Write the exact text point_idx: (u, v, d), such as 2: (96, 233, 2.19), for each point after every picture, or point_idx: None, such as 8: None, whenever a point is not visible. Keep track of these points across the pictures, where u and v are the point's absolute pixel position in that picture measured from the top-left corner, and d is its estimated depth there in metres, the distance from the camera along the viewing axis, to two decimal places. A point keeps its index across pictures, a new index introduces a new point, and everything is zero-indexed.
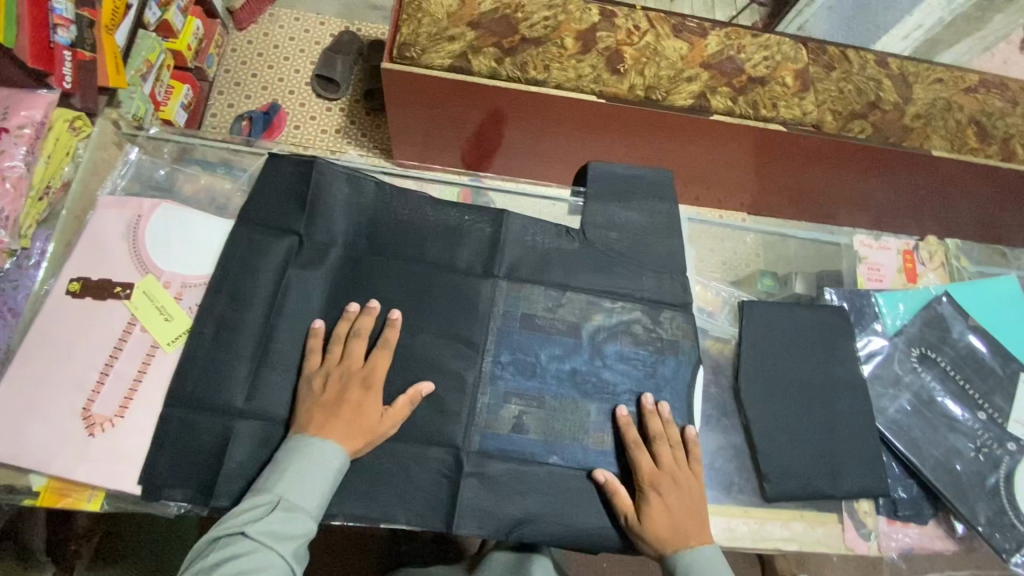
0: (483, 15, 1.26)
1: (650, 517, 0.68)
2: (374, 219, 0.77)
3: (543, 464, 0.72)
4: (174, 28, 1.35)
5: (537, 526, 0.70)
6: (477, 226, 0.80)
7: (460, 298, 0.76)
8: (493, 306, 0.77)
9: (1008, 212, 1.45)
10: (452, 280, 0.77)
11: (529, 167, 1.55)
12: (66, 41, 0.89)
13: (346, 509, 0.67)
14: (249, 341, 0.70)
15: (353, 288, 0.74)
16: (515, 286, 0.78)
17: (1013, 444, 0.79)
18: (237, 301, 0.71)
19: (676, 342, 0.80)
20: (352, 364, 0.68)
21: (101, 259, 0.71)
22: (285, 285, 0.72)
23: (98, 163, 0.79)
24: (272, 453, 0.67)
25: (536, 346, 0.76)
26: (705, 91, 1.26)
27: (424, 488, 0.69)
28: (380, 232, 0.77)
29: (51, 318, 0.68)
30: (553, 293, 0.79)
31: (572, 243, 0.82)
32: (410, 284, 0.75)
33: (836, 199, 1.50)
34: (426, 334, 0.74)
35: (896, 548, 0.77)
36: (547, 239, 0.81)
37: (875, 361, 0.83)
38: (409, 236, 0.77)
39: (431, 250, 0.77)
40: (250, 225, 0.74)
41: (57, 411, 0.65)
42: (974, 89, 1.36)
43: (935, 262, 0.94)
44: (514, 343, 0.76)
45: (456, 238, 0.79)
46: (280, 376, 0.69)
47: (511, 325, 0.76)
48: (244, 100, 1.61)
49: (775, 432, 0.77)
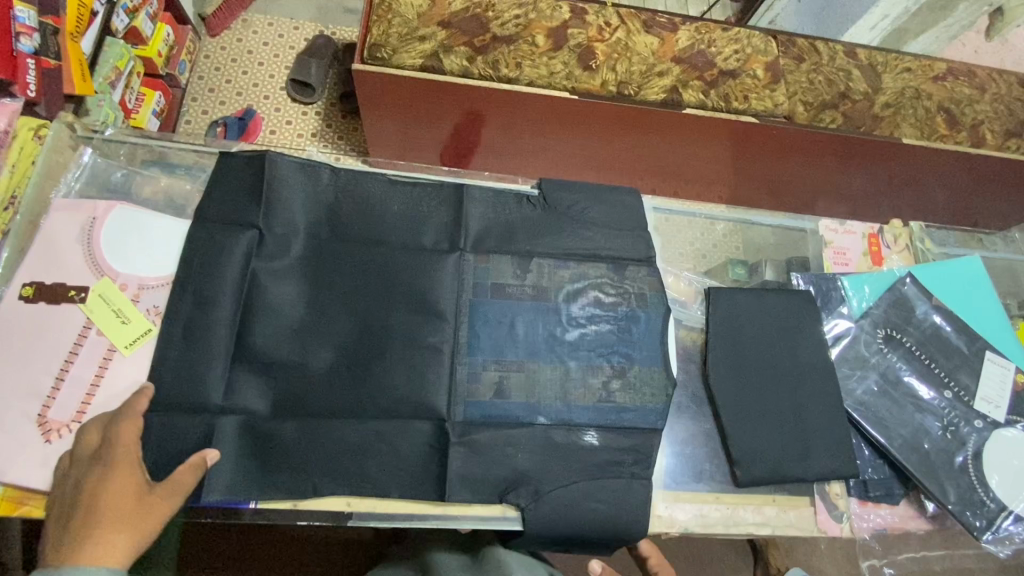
0: (454, 14, 1.25)
1: None
2: (338, 214, 0.76)
3: (514, 460, 0.71)
4: (143, 35, 1.33)
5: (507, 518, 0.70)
6: (444, 214, 0.80)
7: (428, 287, 0.75)
8: (460, 296, 0.75)
9: (980, 197, 1.47)
10: (421, 263, 0.76)
11: (507, 166, 1.54)
12: (29, 49, 0.88)
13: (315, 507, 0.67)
14: (215, 342, 0.69)
15: (319, 285, 0.73)
16: (483, 257, 0.78)
17: (980, 421, 0.80)
18: (201, 302, 0.70)
19: (644, 291, 0.81)
20: (96, 445, 0.60)
21: (56, 263, 0.70)
22: (255, 282, 0.71)
23: (52, 168, 0.78)
24: (236, 456, 0.66)
25: (505, 340, 0.75)
26: (677, 86, 1.27)
27: (391, 487, 0.68)
28: (344, 223, 0.76)
29: (4, 323, 0.67)
30: (521, 261, 0.79)
31: (533, 208, 0.82)
32: (378, 272, 0.74)
33: (812, 190, 1.51)
34: (393, 330, 0.73)
35: (868, 528, 0.77)
36: (514, 227, 0.80)
37: (842, 344, 0.83)
38: (375, 229, 0.76)
39: (398, 242, 0.77)
40: (210, 225, 0.73)
41: (11, 419, 0.64)
42: (942, 77, 1.38)
43: (899, 245, 0.95)
44: (482, 335, 0.75)
45: (425, 225, 0.78)
46: (246, 377, 0.68)
47: (483, 295, 0.76)
48: (217, 107, 1.60)
49: (745, 415, 0.77)
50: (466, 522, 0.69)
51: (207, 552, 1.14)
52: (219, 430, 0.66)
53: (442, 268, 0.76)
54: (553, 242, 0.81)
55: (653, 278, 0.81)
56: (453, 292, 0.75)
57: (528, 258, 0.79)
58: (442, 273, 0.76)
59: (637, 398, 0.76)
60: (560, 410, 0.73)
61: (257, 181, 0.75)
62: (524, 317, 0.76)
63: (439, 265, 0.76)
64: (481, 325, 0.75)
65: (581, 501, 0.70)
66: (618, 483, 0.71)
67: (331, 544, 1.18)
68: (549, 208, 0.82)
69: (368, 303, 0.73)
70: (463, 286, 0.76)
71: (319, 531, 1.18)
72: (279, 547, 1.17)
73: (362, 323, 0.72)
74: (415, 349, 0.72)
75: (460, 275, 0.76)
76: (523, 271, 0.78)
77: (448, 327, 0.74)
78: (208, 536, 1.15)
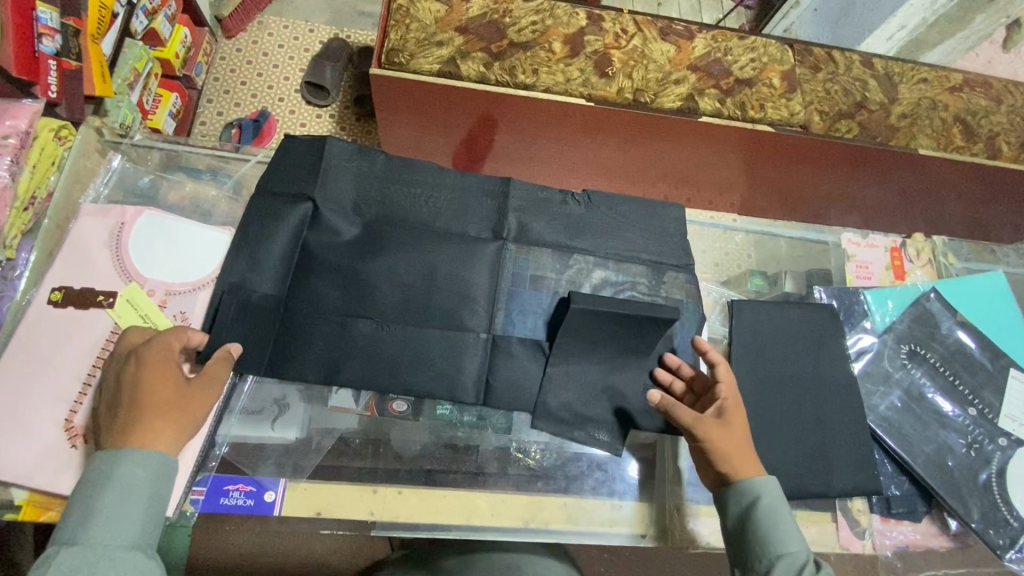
0: (472, 20, 1.25)
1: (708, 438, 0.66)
2: (373, 203, 0.76)
3: (557, 385, 0.73)
4: (161, 36, 1.33)
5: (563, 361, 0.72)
6: (489, 204, 0.80)
7: (465, 283, 0.74)
8: (497, 286, 0.75)
9: (996, 209, 1.46)
10: (464, 252, 0.75)
11: (520, 168, 1.53)
12: (51, 50, 0.88)
13: (368, 378, 0.69)
14: (257, 323, 0.69)
15: (359, 266, 0.73)
16: (524, 248, 0.78)
17: (1004, 439, 0.79)
18: (256, 266, 0.71)
19: (680, 299, 0.80)
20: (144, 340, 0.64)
21: (82, 268, 0.70)
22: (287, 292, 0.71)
23: (81, 172, 0.78)
24: (299, 336, 0.70)
25: (535, 333, 0.75)
26: (694, 93, 1.27)
27: (433, 370, 0.71)
28: (390, 210, 0.77)
29: (32, 328, 0.67)
30: (560, 256, 0.79)
31: (577, 206, 0.82)
32: (422, 248, 0.74)
33: (829, 198, 1.50)
34: (433, 311, 0.73)
35: (891, 545, 0.77)
36: (537, 231, 0.79)
37: (865, 358, 0.83)
38: (416, 219, 0.77)
39: (442, 222, 0.77)
40: (266, 200, 0.74)
41: (38, 423, 0.64)
42: (959, 88, 1.37)
43: (922, 258, 0.95)
44: (516, 325, 0.75)
45: (472, 215, 0.79)
46: (291, 350, 0.70)
47: (521, 285, 0.76)
48: (233, 109, 1.60)
49: (771, 432, 0.76)
50: (484, 533, 0.72)
51: (227, 560, 1.16)
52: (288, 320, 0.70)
53: (483, 256, 0.76)
54: (580, 249, 0.80)
55: (690, 286, 0.81)
56: (490, 281, 0.75)
57: (561, 259, 0.79)
58: (482, 262, 0.76)
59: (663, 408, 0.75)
60: (580, 406, 0.73)
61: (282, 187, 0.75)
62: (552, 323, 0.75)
63: (481, 253, 0.76)
64: (516, 314, 0.75)
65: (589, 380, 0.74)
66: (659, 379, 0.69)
67: (352, 554, 1.20)
68: (593, 207, 0.82)
69: (404, 294, 0.72)
70: (502, 275, 0.76)
71: (339, 546, 1.20)
72: (303, 554, 1.18)
73: (406, 298, 0.72)
74: (452, 332, 0.72)
75: (498, 265, 0.76)
76: (563, 266, 0.78)
77: (483, 310, 0.74)
78: (232, 535, 1.17)
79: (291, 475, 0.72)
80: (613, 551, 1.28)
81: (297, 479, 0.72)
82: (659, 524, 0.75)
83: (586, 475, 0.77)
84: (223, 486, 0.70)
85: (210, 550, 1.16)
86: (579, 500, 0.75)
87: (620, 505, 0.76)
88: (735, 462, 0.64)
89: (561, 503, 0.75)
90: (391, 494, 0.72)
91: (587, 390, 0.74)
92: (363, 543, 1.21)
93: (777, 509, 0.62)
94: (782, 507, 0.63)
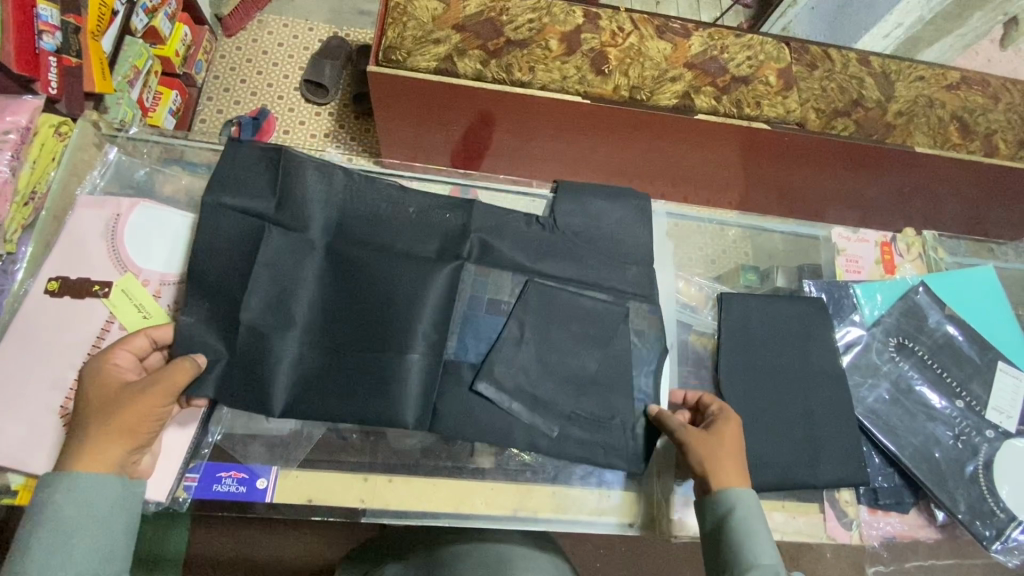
0: (469, 18, 1.26)
1: (704, 447, 0.68)
2: (332, 217, 0.76)
3: (505, 410, 0.72)
4: (162, 34, 1.34)
5: (504, 374, 0.73)
6: (451, 222, 0.80)
7: (420, 300, 0.73)
8: (453, 310, 0.75)
9: (994, 207, 1.46)
10: (418, 270, 0.74)
11: (517, 166, 1.54)
12: (51, 47, 0.89)
13: (314, 401, 0.69)
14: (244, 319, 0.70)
15: (316, 286, 0.73)
16: (483, 269, 0.78)
17: (991, 431, 0.80)
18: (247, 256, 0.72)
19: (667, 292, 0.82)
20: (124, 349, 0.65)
21: (78, 259, 0.72)
22: (231, 316, 0.70)
23: (77, 165, 0.79)
24: (238, 358, 0.69)
25: (488, 353, 0.74)
26: (689, 91, 1.27)
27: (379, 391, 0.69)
28: (348, 227, 0.76)
29: (29, 318, 0.68)
30: (519, 278, 0.78)
31: (540, 231, 0.82)
32: (374, 270, 0.73)
33: (824, 197, 1.51)
34: (385, 332, 0.71)
35: (877, 536, 0.77)
36: (498, 251, 0.79)
37: (853, 351, 0.83)
38: (375, 236, 0.76)
39: (399, 240, 0.77)
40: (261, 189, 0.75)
41: (34, 410, 0.65)
42: (955, 86, 1.37)
43: (912, 253, 0.95)
44: (470, 349, 0.74)
45: (431, 233, 0.79)
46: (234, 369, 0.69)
47: (477, 308, 0.76)
48: (233, 106, 1.62)
49: (759, 422, 0.76)
50: (478, 520, 0.73)
51: (222, 556, 1.17)
52: (239, 341, 0.69)
53: (439, 274, 0.75)
54: (543, 272, 0.80)
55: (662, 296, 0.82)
56: (444, 303, 0.74)
57: (521, 281, 0.78)
58: (434, 282, 0.74)
59: (613, 434, 0.74)
60: (528, 433, 0.72)
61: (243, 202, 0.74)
62: (500, 347, 0.74)
63: (435, 273, 0.75)
64: (469, 338, 0.74)
65: (543, 394, 0.74)
66: (598, 419, 0.74)
67: (348, 550, 1.21)
68: (557, 231, 0.82)
69: (358, 319, 0.72)
70: (458, 297, 0.76)
71: (336, 541, 1.21)
72: (299, 551, 1.19)
73: (358, 322, 0.72)
74: (399, 354, 0.70)
75: (456, 283, 0.76)
76: (520, 290, 0.77)
77: (436, 334, 0.72)
78: (227, 533, 1.18)
79: (283, 464, 0.73)
80: (609, 546, 1.29)
81: (288, 466, 0.73)
82: (648, 514, 0.76)
83: (575, 466, 0.77)
84: (217, 473, 0.71)
85: (207, 543, 1.17)
86: (569, 489, 0.76)
87: (610, 494, 0.76)
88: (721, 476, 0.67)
89: (550, 492, 0.75)
90: (381, 483, 0.73)
91: (534, 407, 0.73)
92: (359, 540, 1.22)
93: (749, 517, 0.64)
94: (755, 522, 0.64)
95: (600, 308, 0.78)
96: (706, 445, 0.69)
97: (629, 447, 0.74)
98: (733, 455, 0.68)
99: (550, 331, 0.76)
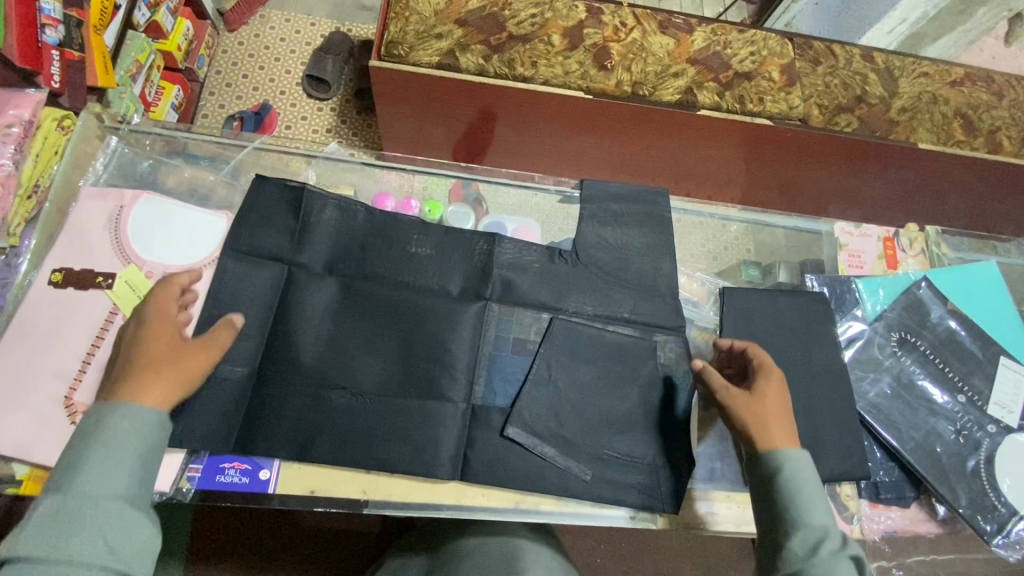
0: (471, 13, 1.26)
1: (749, 404, 0.65)
2: (354, 255, 0.77)
3: (535, 454, 0.73)
4: (163, 29, 1.34)
5: (530, 416, 0.74)
6: (473, 261, 0.81)
7: (447, 344, 0.75)
8: (478, 352, 0.76)
9: (997, 203, 1.46)
10: (446, 311, 0.77)
11: (524, 165, 1.54)
12: (54, 41, 0.89)
13: (344, 446, 0.69)
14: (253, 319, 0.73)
15: (342, 327, 0.74)
16: (507, 309, 0.79)
17: (993, 426, 0.80)
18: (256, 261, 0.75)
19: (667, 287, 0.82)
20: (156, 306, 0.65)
21: (82, 251, 0.72)
22: (261, 363, 0.71)
23: (80, 156, 0.80)
24: (265, 406, 0.70)
25: (515, 393, 0.75)
26: (692, 87, 1.27)
27: (413, 439, 0.71)
28: (371, 265, 0.77)
29: (33, 309, 0.69)
30: (543, 316, 0.79)
31: (564, 264, 0.82)
32: (402, 316, 0.75)
33: (827, 194, 1.50)
34: (412, 377, 0.73)
35: (878, 530, 0.78)
36: (520, 289, 0.80)
37: (855, 346, 0.83)
38: (400, 275, 0.78)
39: (422, 279, 0.78)
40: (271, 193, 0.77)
41: (37, 400, 0.66)
42: (960, 82, 1.37)
43: (915, 248, 0.95)
44: (498, 393, 0.75)
45: (453, 272, 0.80)
46: (270, 415, 0.70)
47: (502, 349, 0.77)
48: (234, 101, 1.61)
49: None
50: (474, 513, 0.71)
51: (225, 550, 1.17)
52: (265, 387, 0.70)
53: (466, 317, 0.77)
54: (566, 310, 0.80)
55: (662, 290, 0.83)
56: (472, 347, 0.76)
57: (544, 320, 0.79)
58: (462, 325, 0.76)
59: (647, 477, 0.74)
60: (562, 479, 0.72)
61: (259, 232, 0.76)
62: (530, 391, 0.74)
63: (461, 317, 0.77)
64: (497, 380, 0.75)
65: (567, 432, 0.74)
66: (631, 463, 0.74)
67: (351, 545, 1.21)
68: (580, 264, 0.82)
69: (385, 362, 0.73)
70: (484, 339, 0.77)
71: (338, 536, 1.21)
72: (301, 546, 1.20)
73: (386, 369, 0.73)
74: (430, 402, 0.72)
75: (481, 325, 0.77)
76: (545, 328, 0.78)
77: (463, 380, 0.74)
78: (230, 528, 1.19)
79: None
80: (610, 541, 1.29)
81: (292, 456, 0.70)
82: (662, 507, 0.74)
83: None
84: (220, 463, 0.69)
85: (211, 537, 1.18)
86: None
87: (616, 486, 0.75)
88: (769, 436, 0.64)
89: None
90: (384, 477, 0.71)
91: (563, 451, 0.73)
92: (361, 536, 1.22)
93: (799, 478, 0.61)
94: (810, 493, 0.60)
95: (621, 342, 0.79)
96: (750, 402, 0.65)
97: (661, 488, 0.74)
98: (779, 409, 0.65)
99: (574, 370, 0.77)
